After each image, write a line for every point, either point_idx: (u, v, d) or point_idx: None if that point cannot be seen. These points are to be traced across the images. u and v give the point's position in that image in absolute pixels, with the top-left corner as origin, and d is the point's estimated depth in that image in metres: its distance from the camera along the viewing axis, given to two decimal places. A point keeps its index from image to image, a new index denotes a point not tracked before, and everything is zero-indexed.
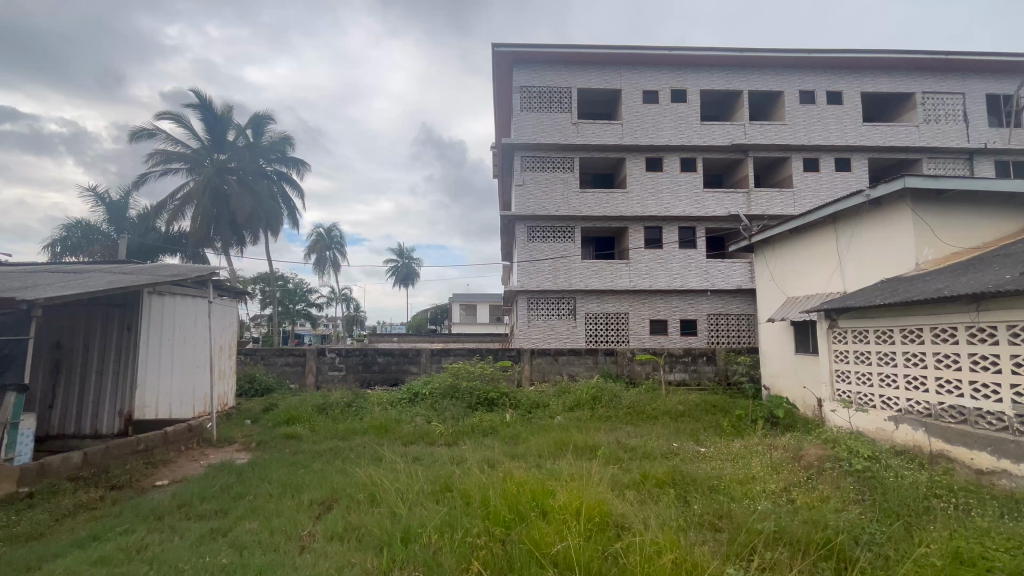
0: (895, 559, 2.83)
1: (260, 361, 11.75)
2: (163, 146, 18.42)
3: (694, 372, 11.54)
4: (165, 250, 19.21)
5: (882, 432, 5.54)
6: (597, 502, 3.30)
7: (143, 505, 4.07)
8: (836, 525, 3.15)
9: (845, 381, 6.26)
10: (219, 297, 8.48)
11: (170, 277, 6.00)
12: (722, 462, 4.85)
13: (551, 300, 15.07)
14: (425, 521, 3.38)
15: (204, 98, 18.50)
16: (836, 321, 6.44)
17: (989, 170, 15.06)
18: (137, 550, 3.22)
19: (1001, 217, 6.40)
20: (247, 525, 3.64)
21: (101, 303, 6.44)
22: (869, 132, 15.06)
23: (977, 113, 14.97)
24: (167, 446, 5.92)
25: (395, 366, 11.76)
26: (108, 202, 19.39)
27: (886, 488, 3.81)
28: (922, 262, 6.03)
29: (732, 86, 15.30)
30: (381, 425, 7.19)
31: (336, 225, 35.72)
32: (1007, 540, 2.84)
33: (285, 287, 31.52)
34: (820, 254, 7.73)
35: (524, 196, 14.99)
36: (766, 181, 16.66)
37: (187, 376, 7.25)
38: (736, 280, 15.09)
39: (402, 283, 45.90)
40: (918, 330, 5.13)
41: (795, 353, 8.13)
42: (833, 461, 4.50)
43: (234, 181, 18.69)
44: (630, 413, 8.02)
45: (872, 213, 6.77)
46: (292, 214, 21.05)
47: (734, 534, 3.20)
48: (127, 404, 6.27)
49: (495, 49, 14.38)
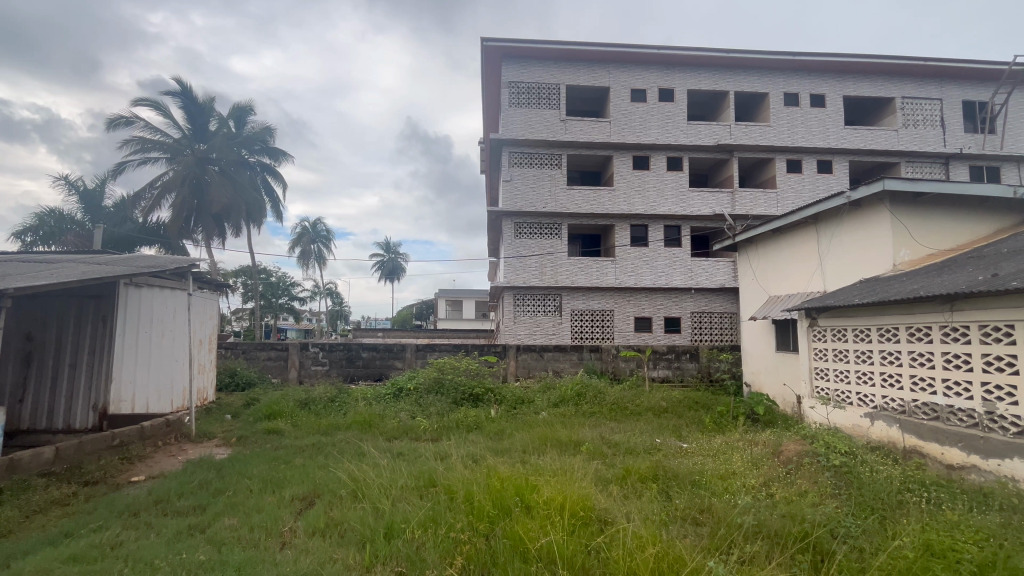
0: (869, 551, 2.88)
1: (240, 354, 11.53)
2: (140, 134, 17.91)
3: (678, 368, 11.67)
4: (143, 242, 18.75)
5: (858, 428, 5.67)
6: (581, 498, 3.32)
7: (118, 501, 3.97)
8: (813, 518, 3.22)
9: (824, 378, 6.38)
10: (201, 290, 8.28)
11: (148, 268, 5.83)
12: (703, 458, 4.92)
13: (537, 296, 15.09)
14: (409, 516, 3.37)
15: (184, 86, 18.04)
16: (816, 320, 6.56)
17: (964, 174, 15.48)
18: (111, 547, 3.15)
19: (977, 220, 6.51)
20: (227, 521, 3.58)
21: (74, 295, 6.27)
22: (850, 135, 15.37)
23: (954, 119, 15.36)
24: (144, 442, 5.77)
25: (379, 361, 11.66)
26: (82, 191, 18.83)
27: (861, 482, 3.92)
28: (898, 262, 6.18)
29: (719, 86, 15.46)
30: (365, 419, 7.15)
31: (320, 218, 35.42)
32: (976, 533, 2.94)
33: (268, 280, 31.11)
34: (800, 255, 7.89)
35: (511, 192, 14.93)
36: (749, 181, 16.92)
37: (165, 370, 7.09)
38: (720, 279, 15.28)
39: (388, 277, 45.63)
40: (894, 329, 5.26)
41: (776, 351, 8.28)
42: (811, 456, 4.62)
43: (215, 171, 18.27)
44: (613, 408, 8.11)
45: (852, 214, 6.91)
46: (276, 206, 20.72)
47: (714, 528, 3.26)
48: (102, 397, 6.10)
49: (484, 43, 14.34)
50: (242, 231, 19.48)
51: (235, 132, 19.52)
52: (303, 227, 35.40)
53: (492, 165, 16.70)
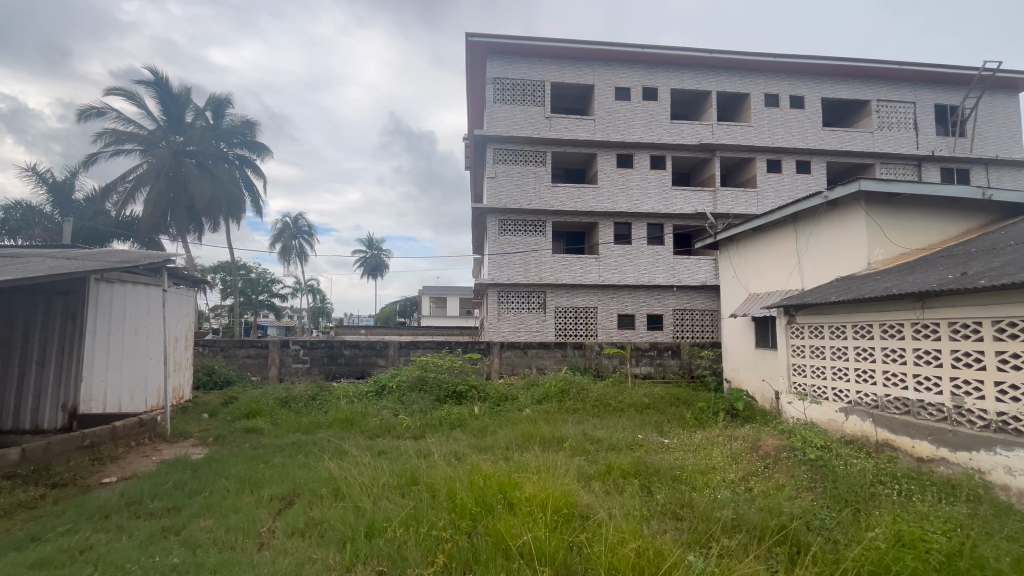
0: (844, 543, 2.95)
1: (218, 352, 11.28)
2: (113, 125, 17.36)
3: (660, 365, 11.82)
4: (116, 236, 18.23)
5: (834, 422, 5.81)
6: (563, 495, 3.33)
7: (89, 503, 3.85)
8: (790, 511, 3.28)
9: (802, 374, 6.51)
10: (176, 286, 8.06)
11: (119, 263, 5.64)
12: (684, 453, 4.98)
13: (521, 293, 15.08)
14: (391, 514, 3.34)
15: (159, 75, 17.51)
16: (794, 317, 6.69)
17: (935, 176, 15.96)
18: (80, 551, 3.05)
19: (948, 220, 6.70)
20: (202, 523, 3.49)
21: (42, 290, 6.04)
22: (828, 136, 15.70)
23: (927, 122, 15.79)
24: (116, 442, 5.59)
25: (361, 359, 11.53)
26: (51, 183, 18.18)
27: (836, 475, 4.02)
28: (872, 261, 6.35)
29: (702, 86, 15.63)
30: (346, 417, 7.07)
31: (302, 213, 34.89)
32: (944, 523, 3.04)
33: (247, 277, 30.55)
34: (779, 254, 8.04)
35: (496, 189, 14.89)
36: (731, 180, 17.18)
37: (139, 369, 6.90)
38: (702, 277, 15.50)
39: (371, 274, 45.19)
40: (869, 326, 5.39)
41: (756, 348, 8.43)
42: (789, 450, 4.71)
43: (193, 164, 17.81)
44: (597, 405, 8.16)
45: (829, 213, 7.06)
46: (256, 201, 20.31)
47: (694, 522, 3.30)
48: (71, 396, 5.89)
49: (468, 39, 14.23)
50: (221, 226, 19.07)
51: (213, 124, 19.04)
52: (284, 223, 34.84)
53: (477, 161, 16.61)
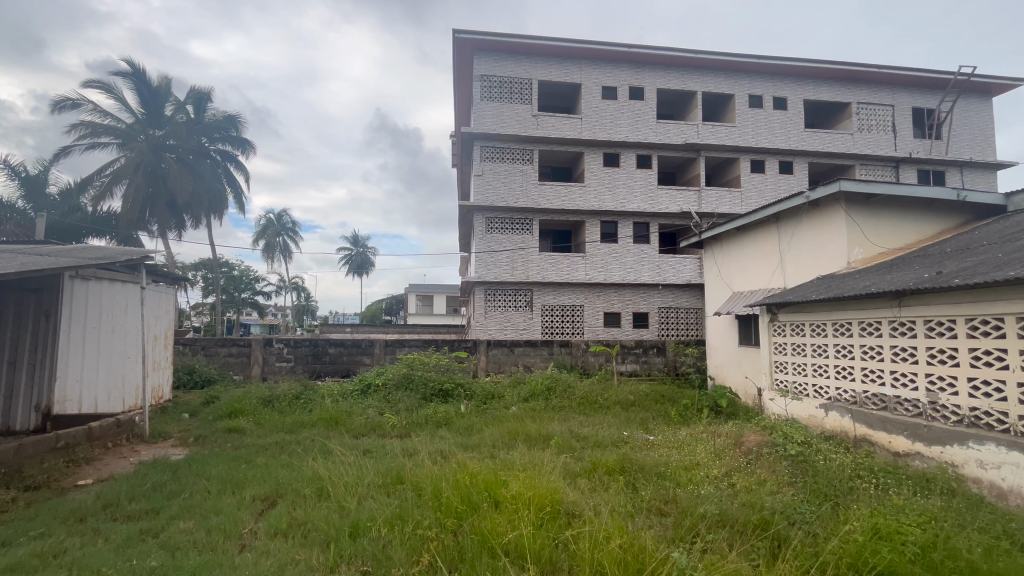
0: (823, 536, 3.01)
1: (199, 351, 11.05)
2: (89, 117, 16.90)
3: (645, 363, 11.92)
4: (92, 232, 17.76)
5: (814, 418, 5.92)
6: (549, 492, 3.33)
7: (63, 506, 3.75)
8: (771, 506, 3.33)
9: (784, 371, 6.62)
10: (155, 283, 7.88)
11: (95, 259, 5.49)
12: (668, 450, 5.04)
13: (508, 291, 15.07)
14: (376, 513, 3.32)
15: (137, 67, 17.07)
16: (776, 315, 6.80)
17: (912, 177, 16.34)
18: (54, 556, 2.97)
19: (923, 220, 6.87)
20: (182, 525, 3.43)
21: (12, 287, 5.84)
22: (810, 138, 15.96)
23: (905, 124, 16.17)
24: (92, 443, 5.45)
25: (346, 358, 11.41)
26: (24, 177, 17.63)
27: (816, 470, 4.09)
28: (852, 261, 6.48)
29: (687, 86, 15.76)
30: (331, 416, 6.99)
31: (286, 209, 34.40)
32: (920, 515, 3.12)
33: (229, 274, 30.02)
34: (762, 253, 8.16)
35: (483, 187, 14.86)
36: (715, 180, 17.38)
37: (116, 367, 6.73)
38: (687, 275, 15.67)
39: (357, 272, 44.78)
40: (848, 324, 5.50)
41: (739, 345, 8.56)
42: (770, 446, 4.79)
43: (172, 158, 17.41)
44: (583, 402, 8.20)
45: (810, 213, 7.18)
46: (238, 197, 19.95)
47: (678, 518, 3.35)
48: (44, 396, 5.73)
49: (455, 35, 14.12)
50: (202, 222, 18.70)
51: (194, 118, 18.64)
52: (268, 219, 34.33)
53: (464, 159, 16.54)
